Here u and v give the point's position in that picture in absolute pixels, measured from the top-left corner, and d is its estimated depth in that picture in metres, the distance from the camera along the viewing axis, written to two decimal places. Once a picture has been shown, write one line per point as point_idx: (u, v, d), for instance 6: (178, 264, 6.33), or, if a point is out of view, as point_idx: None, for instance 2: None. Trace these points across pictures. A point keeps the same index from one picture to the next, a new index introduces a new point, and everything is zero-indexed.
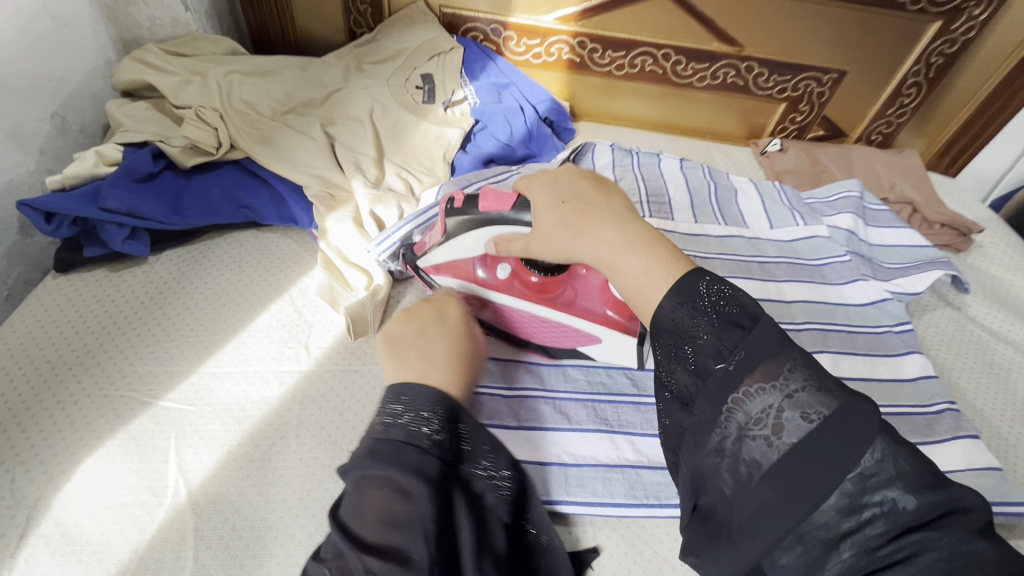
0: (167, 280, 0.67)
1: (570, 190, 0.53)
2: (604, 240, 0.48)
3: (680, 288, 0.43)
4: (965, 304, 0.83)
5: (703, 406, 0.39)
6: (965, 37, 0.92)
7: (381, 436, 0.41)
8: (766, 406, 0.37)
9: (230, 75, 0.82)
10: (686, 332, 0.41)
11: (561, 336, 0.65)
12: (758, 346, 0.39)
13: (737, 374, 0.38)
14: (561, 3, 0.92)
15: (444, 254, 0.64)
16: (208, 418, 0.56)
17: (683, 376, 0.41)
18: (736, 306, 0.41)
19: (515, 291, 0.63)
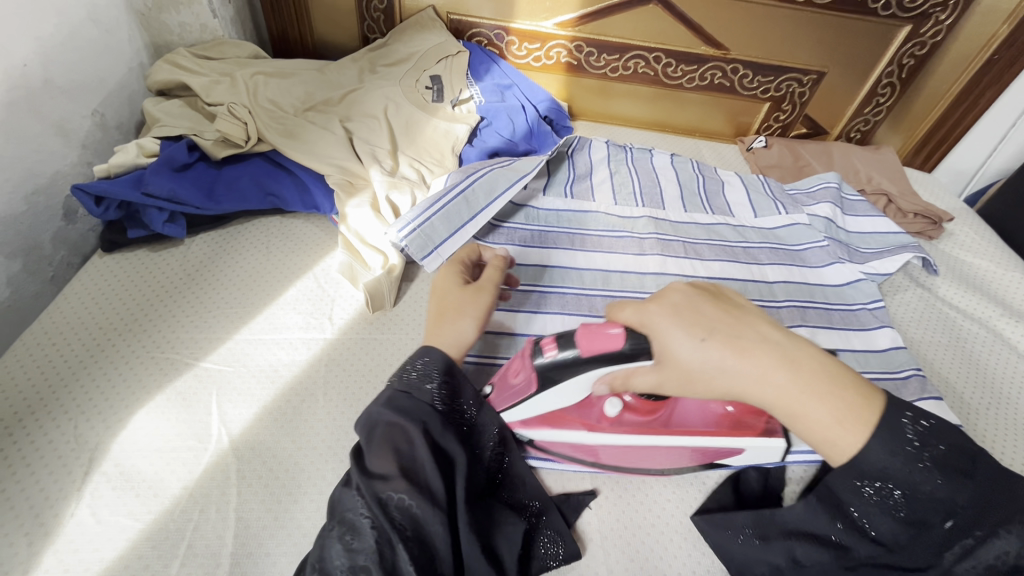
0: (206, 264, 0.73)
1: (710, 319, 0.49)
2: (777, 385, 0.46)
3: (886, 433, 0.46)
4: (935, 284, 0.89)
5: (916, 548, 0.47)
6: (933, 41, 1.00)
7: (389, 392, 0.53)
8: (1001, 550, 0.46)
9: (256, 76, 0.89)
10: (903, 479, 0.46)
11: (698, 455, 0.59)
12: (979, 496, 0.46)
13: (961, 528, 0.46)
14: (560, 10, 0.99)
15: (540, 406, 0.55)
16: (245, 378, 0.62)
17: (895, 518, 0.47)
18: (944, 444, 0.47)
19: (625, 425, 0.57)
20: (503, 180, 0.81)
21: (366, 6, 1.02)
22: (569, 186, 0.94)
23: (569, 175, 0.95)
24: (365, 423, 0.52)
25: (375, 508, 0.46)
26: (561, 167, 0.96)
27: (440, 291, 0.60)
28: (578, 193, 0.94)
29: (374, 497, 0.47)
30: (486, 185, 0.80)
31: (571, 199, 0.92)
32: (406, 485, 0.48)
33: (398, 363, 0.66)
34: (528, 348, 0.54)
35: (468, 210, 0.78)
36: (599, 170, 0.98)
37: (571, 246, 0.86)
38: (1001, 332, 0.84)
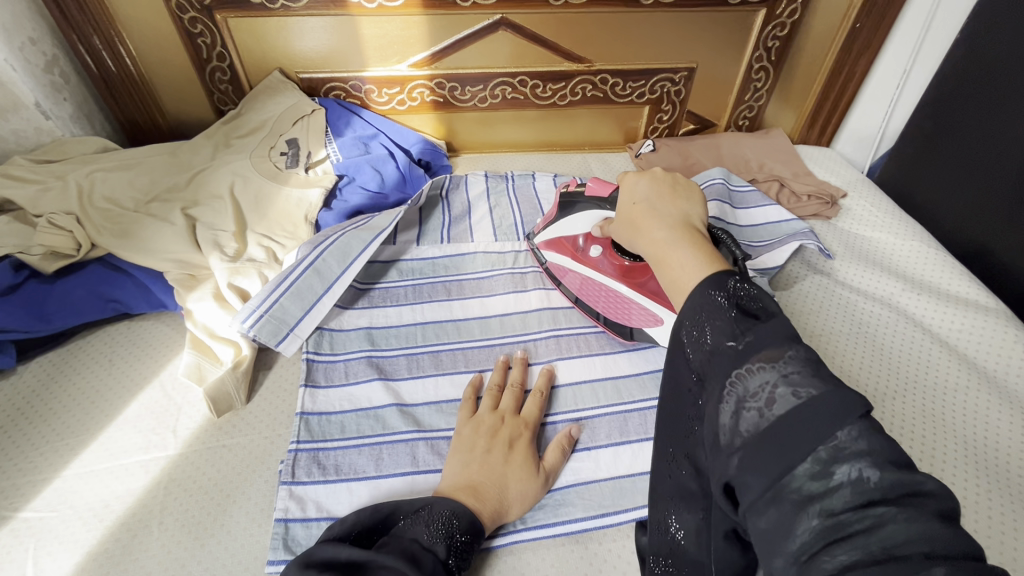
0: (50, 394, 0.67)
1: (649, 192, 0.52)
2: (653, 238, 0.48)
3: (704, 285, 0.41)
4: (833, 268, 0.86)
5: (710, 377, 0.38)
6: (791, 20, 0.98)
7: (425, 548, 0.47)
8: (764, 383, 0.34)
9: (93, 174, 0.84)
10: (698, 315, 0.40)
11: (632, 315, 0.72)
12: (771, 334, 0.36)
13: (745, 351, 0.36)
14: (410, 51, 0.95)
15: (556, 228, 0.75)
16: (70, 522, 0.56)
17: (698, 352, 0.39)
18: (758, 302, 0.39)
19: (605, 268, 0.72)
20: (356, 242, 0.77)
21: (210, 79, 0.98)
22: (445, 230, 0.89)
23: (443, 219, 0.91)
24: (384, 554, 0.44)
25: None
26: (434, 212, 0.91)
27: (508, 452, 0.58)
28: (456, 235, 0.89)
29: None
30: (338, 251, 0.75)
31: (447, 243, 0.87)
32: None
33: (246, 470, 0.61)
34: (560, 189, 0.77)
35: (322, 282, 0.73)
36: (478, 208, 0.94)
37: (447, 296, 0.81)
38: (902, 307, 0.80)
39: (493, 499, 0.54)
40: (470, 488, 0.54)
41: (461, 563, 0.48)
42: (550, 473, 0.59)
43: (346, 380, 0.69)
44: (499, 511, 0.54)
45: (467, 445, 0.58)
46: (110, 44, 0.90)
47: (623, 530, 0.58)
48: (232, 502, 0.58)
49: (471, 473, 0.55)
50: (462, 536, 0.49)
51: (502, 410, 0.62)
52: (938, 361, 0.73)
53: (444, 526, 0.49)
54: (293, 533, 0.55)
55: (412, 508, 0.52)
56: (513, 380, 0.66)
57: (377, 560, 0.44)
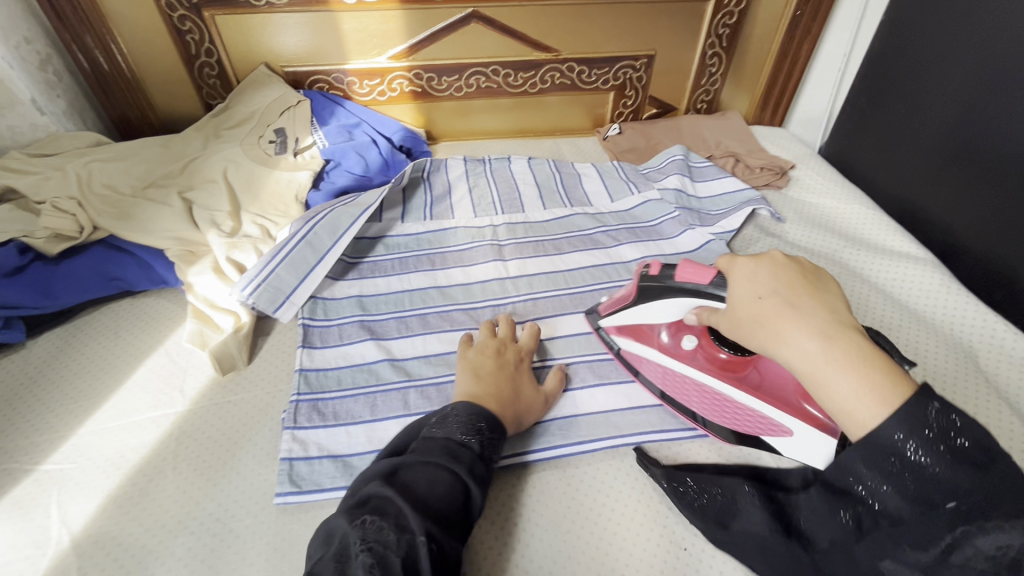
0: (60, 362, 0.72)
1: (774, 284, 0.50)
2: (808, 352, 0.45)
3: (902, 425, 0.41)
4: (783, 231, 0.94)
5: (915, 526, 0.41)
6: (739, 9, 1.07)
7: (458, 446, 0.54)
8: (1001, 546, 0.39)
9: (90, 164, 0.88)
10: (904, 467, 0.41)
11: (748, 423, 0.63)
12: (997, 488, 0.39)
13: (968, 511, 0.39)
14: (389, 44, 1.02)
15: (629, 317, 0.69)
16: (89, 471, 0.61)
17: (897, 500, 0.42)
18: (971, 437, 0.40)
19: (699, 363, 0.66)
20: (345, 217, 0.83)
21: (198, 74, 1.03)
22: (427, 208, 0.95)
23: (425, 199, 0.97)
24: (421, 457, 0.52)
25: (418, 549, 0.45)
26: (417, 192, 0.98)
27: (516, 372, 0.66)
28: (437, 213, 0.95)
29: (423, 541, 0.45)
30: (328, 225, 0.81)
31: (430, 220, 0.94)
32: (439, 534, 0.47)
33: (252, 420, 0.66)
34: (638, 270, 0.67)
35: (315, 254, 0.79)
36: (458, 188, 1.00)
37: (431, 266, 0.87)
38: (843, 262, 0.88)
39: (514, 407, 0.62)
40: (489, 396, 0.61)
41: (494, 452, 0.56)
42: (549, 396, 0.67)
43: (340, 341, 0.75)
44: (515, 417, 0.61)
45: (476, 363, 0.66)
46: (102, 42, 0.95)
47: (597, 457, 0.65)
48: (240, 448, 0.63)
49: (485, 382, 0.63)
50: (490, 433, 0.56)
51: (503, 339, 0.70)
52: (875, 305, 0.81)
53: (471, 426, 0.56)
54: (297, 469, 0.60)
55: (440, 414, 0.58)
56: (506, 319, 0.74)
57: (417, 462, 0.51)
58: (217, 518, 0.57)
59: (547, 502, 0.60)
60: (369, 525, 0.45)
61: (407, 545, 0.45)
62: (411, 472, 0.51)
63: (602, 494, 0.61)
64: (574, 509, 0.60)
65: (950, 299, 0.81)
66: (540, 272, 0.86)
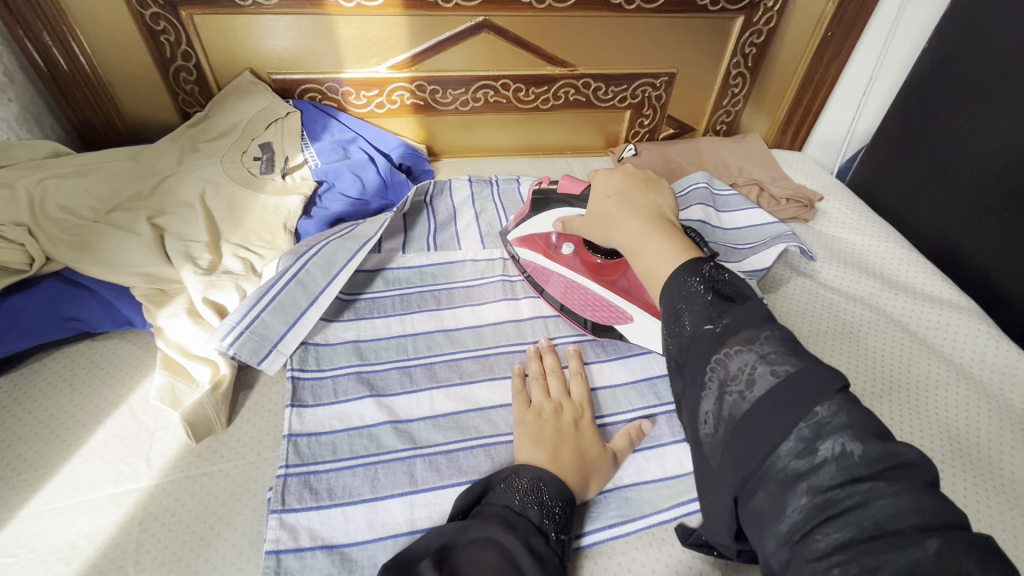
0: (3, 422, 0.61)
1: (621, 188, 0.59)
2: (629, 231, 0.53)
3: (682, 276, 0.44)
4: (814, 270, 0.88)
5: (692, 364, 0.39)
6: (768, 27, 1.00)
7: (518, 513, 0.49)
8: (743, 363, 0.36)
9: (45, 180, 0.77)
10: (681, 302, 0.42)
11: (604, 313, 0.73)
12: (746, 316, 0.38)
13: (723, 332, 0.38)
14: (390, 52, 0.92)
15: (526, 227, 0.76)
16: (31, 566, 0.51)
17: (676, 339, 0.41)
18: (732, 287, 0.42)
19: (577, 266, 0.73)
20: (342, 251, 0.73)
21: (174, 79, 0.92)
22: (431, 237, 0.86)
23: (429, 225, 0.88)
24: (473, 528, 0.47)
25: None
26: (419, 219, 0.88)
27: (575, 433, 0.59)
28: (442, 242, 0.86)
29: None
30: (322, 261, 0.72)
31: (434, 251, 0.85)
32: None
33: (231, 499, 0.56)
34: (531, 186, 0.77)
35: (306, 294, 0.70)
36: (464, 213, 0.91)
37: (437, 305, 0.78)
38: (881, 309, 0.82)
39: (571, 473, 0.55)
40: (544, 461, 0.55)
41: (562, 521, 0.50)
42: (617, 453, 0.61)
43: (334, 398, 0.65)
44: (583, 486, 0.55)
45: (533, 430, 0.59)
46: (63, 40, 0.83)
47: (633, 545, 0.56)
48: (216, 534, 0.54)
49: (548, 455, 0.56)
50: (555, 502, 0.51)
51: (556, 396, 0.64)
52: (921, 358, 0.75)
53: (531, 493, 0.51)
54: (285, 564, 0.51)
55: (501, 478, 0.54)
56: (550, 366, 0.67)
57: (467, 539, 0.46)
58: None
59: None
60: None
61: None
62: (455, 552, 0.44)
63: None
64: None
65: (996, 353, 0.75)
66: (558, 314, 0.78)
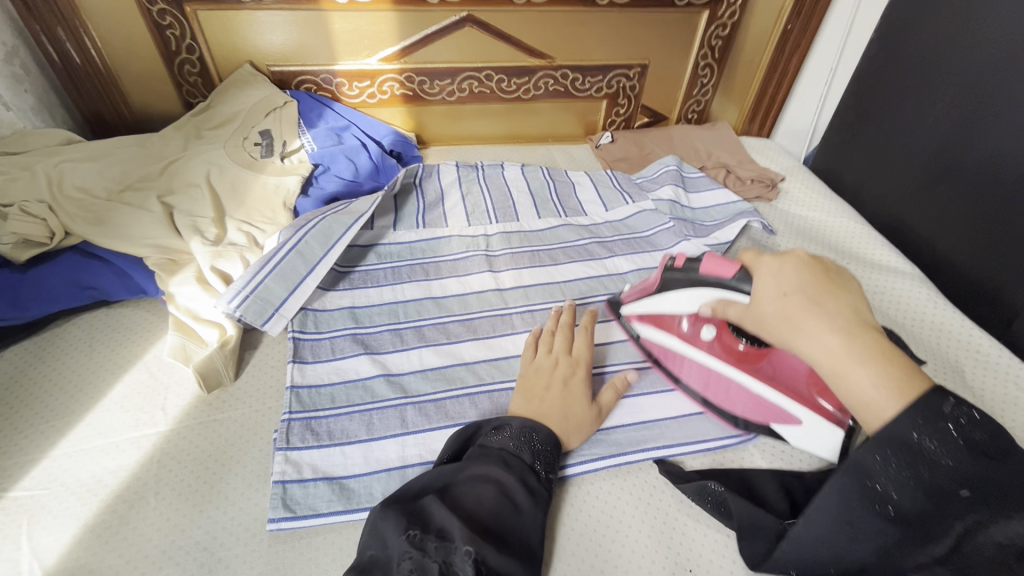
0: (30, 377, 0.67)
1: (796, 281, 0.50)
2: (827, 347, 0.46)
3: (921, 422, 0.41)
4: (775, 244, 0.95)
5: (930, 519, 0.42)
6: (732, 21, 1.08)
7: (512, 454, 0.55)
8: (1011, 537, 0.40)
9: (61, 164, 0.83)
10: (912, 456, 0.42)
11: (757, 410, 0.67)
12: (1007, 482, 0.41)
13: (979, 499, 0.41)
14: (380, 46, 0.99)
15: (651, 306, 0.72)
16: (63, 497, 0.57)
17: (905, 490, 0.42)
18: (982, 431, 0.42)
19: (716, 351, 0.69)
20: (338, 225, 0.80)
21: (179, 71, 0.98)
22: (420, 216, 0.93)
23: (418, 206, 0.95)
24: (473, 465, 0.54)
25: (459, 557, 0.46)
26: (409, 199, 0.95)
27: (566, 388, 0.64)
28: (431, 221, 0.93)
29: (469, 551, 0.46)
30: (320, 235, 0.78)
31: (423, 229, 0.91)
32: (487, 546, 0.47)
33: (241, 441, 0.63)
34: (663, 261, 0.71)
35: (306, 264, 0.76)
36: (451, 195, 0.98)
37: (425, 276, 0.85)
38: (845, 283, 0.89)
39: (557, 429, 0.61)
40: (541, 416, 0.61)
41: (550, 461, 0.57)
42: (602, 407, 0.66)
43: (332, 356, 0.72)
44: (566, 439, 0.61)
45: (530, 385, 0.65)
46: (75, 34, 0.89)
47: (602, 478, 0.63)
48: (229, 470, 0.60)
49: (535, 408, 0.62)
50: (546, 446, 0.58)
51: (557, 352, 0.68)
52: (865, 316, 0.83)
53: (525, 437, 0.57)
54: (291, 492, 0.57)
55: (493, 425, 0.59)
56: (562, 324, 0.71)
57: (465, 475, 0.53)
58: (204, 546, 0.54)
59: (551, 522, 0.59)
60: (413, 537, 0.47)
61: (445, 552, 0.46)
62: (455, 486, 0.52)
63: (608, 514, 0.60)
64: (578, 531, 0.58)
65: (935, 312, 0.83)
66: (537, 283, 0.85)
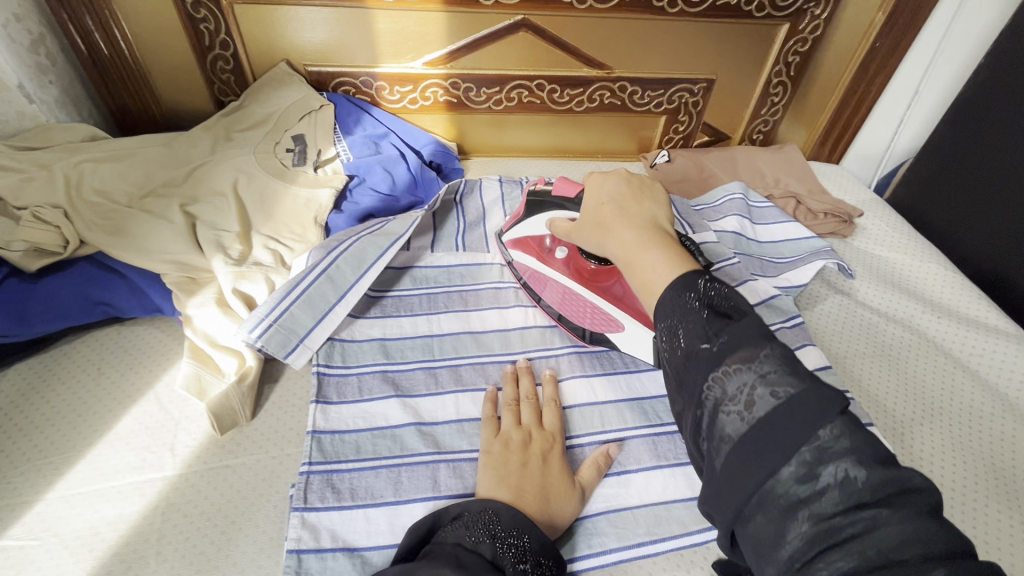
0: (31, 404, 0.61)
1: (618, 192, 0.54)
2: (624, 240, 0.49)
3: (676, 289, 0.41)
4: (853, 289, 0.85)
5: (688, 382, 0.38)
6: (813, 35, 0.97)
7: (469, 550, 0.45)
8: (743, 385, 0.35)
9: (81, 164, 0.77)
10: (678, 313, 0.40)
11: (589, 317, 0.70)
12: (743, 334, 0.37)
13: (720, 354, 0.36)
14: (426, 48, 0.91)
15: (522, 230, 0.71)
16: (55, 552, 0.51)
17: (673, 355, 0.40)
18: (727, 301, 0.40)
19: (566, 270, 0.70)
20: (372, 248, 0.73)
21: (212, 68, 0.92)
22: (459, 236, 0.85)
23: (458, 225, 0.87)
24: (425, 566, 0.42)
25: None
26: (448, 217, 0.87)
27: (545, 464, 0.56)
28: (471, 243, 0.85)
29: None
30: (352, 257, 0.71)
31: (462, 251, 0.83)
32: None
33: (254, 494, 0.56)
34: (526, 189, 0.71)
35: (335, 289, 0.69)
36: (493, 215, 0.90)
37: (463, 307, 0.77)
38: (928, 336, 0.78)
39: (536, 509, 0.52)
40: (518, 496, 0.52)
41: (523, 550, 0.46)
42: (585, 487, 0.57)
43: (359, 396, 0.64)
44: (552, 520, 0.52)
45: (499, 460, 0.56)
46: (104, 25, 0.84)
47: (661, 564, 0.55)
48: (239, 530, 0.53)
49: (513, 491, 0.52)
50: (512, 531, 0.47)
51: (527, 424, 0.60)
52: (965, 385, 0.72)
53: (482, 524, 0.47)
54: (307, 565, 0.50)
55: (451, 516, 0.49)
56: (525, 392, 0.64)
57: None
58: None
59: None
60: None
61: None
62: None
63: None
64: None
65: None
66: None
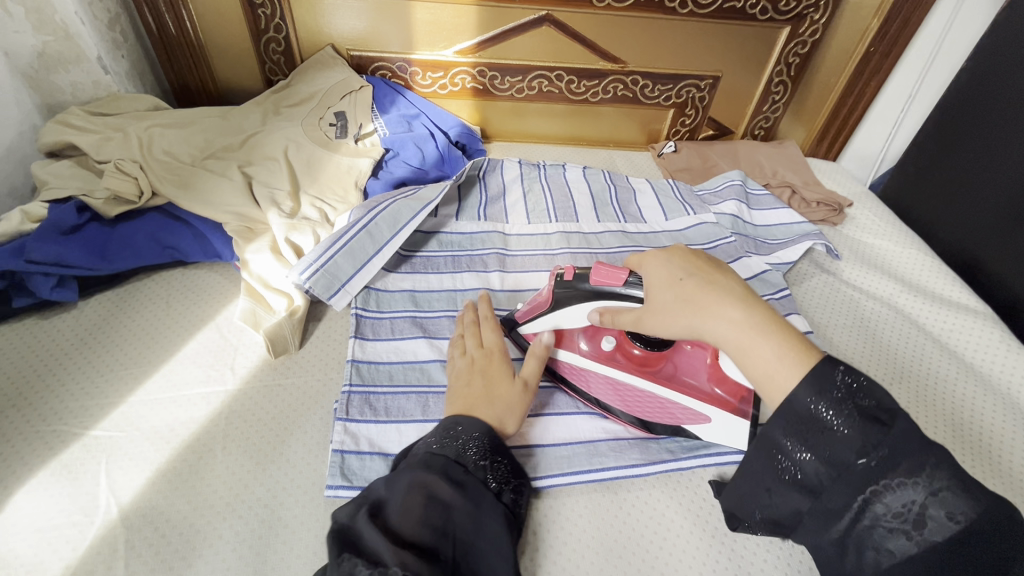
0: (111, 328, 0.71)
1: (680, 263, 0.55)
2: (732, 320, 0.48)
3: (810, 390, 0.42)
4: (839, 268, 0.93)
5: (834, 495, 0.42)
6: (813, 39, 1.06)
7: (436, 454, 0.51)
8: (907, 502, 0.39)
9: (151, 128, 0.87)
10: (811, 424, 0.42)
11: (663, 415, 0.66)
12: (901, 447, 0.40)
13: (880, 469, 0.40)
14: (458, 38, 1.01)
15: (550, 320, 0.68)
16: (138, 442, 0.60)
17: (817, 464, 0.42)
18: (872, 399, 0.41)
19: (619, 363, 0.67)
20: (406, 210, 0.82)
21: (264, 49, 1.02)
22: (481, 208, 0.94)
23: (480, 198, 0.96)
24: (400, 474, 0.49)
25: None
26: (472, 191, 0.97)
27: (487, 377, 0.61)
28: (491, 215, 0.94)
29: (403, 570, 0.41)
30: (389, 217, 0.81)
31: (484, 221, 0.93)
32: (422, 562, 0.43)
33: (302, 407, 0.65)
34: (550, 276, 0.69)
35: (373, 244, 0.78)
36: (513, 191, 0.99)
37: (484, 268, 0.86)
38: (903, 311, 0.87)
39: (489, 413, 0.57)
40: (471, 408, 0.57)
41: (483, 450, 0.53)
42: (528, 381, 0.62)
43: (392, 335, 0.74)
44: (501, 424, 0.57)
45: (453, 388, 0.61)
46: (174, 7, 0.94)
47: (650, 483, 0.63)
48: (289, 434, 0.62)
49: (465, 404, 0.58)
50: (471, 434, 0.54)
51: (470, 351, 0.65)
52: (933, 353, 0.80)
53: (443, 435, 0.53)
54: (348, 462, 0.59)
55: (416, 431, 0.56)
56: (467, 321, 0.69)
57: (395, 487, 0.48)
58: (265, 503, 0.56)
59: (599, 523, 0.59)
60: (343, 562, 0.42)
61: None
62: (388, 503, 0.47)
63: (660, 524, 0.60)
64: (626, 536, 0.58)
65: (1006, 354, 0.80)
66: None
